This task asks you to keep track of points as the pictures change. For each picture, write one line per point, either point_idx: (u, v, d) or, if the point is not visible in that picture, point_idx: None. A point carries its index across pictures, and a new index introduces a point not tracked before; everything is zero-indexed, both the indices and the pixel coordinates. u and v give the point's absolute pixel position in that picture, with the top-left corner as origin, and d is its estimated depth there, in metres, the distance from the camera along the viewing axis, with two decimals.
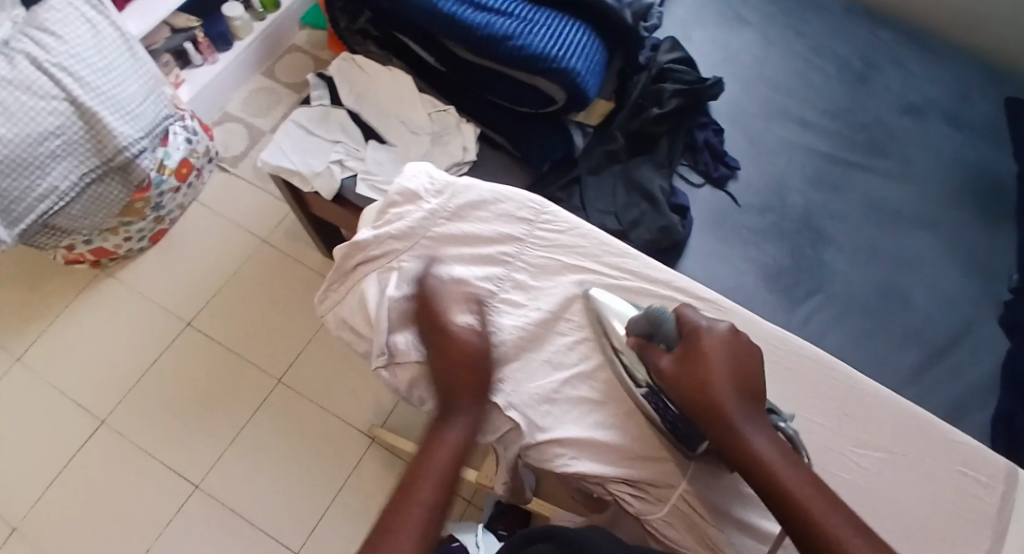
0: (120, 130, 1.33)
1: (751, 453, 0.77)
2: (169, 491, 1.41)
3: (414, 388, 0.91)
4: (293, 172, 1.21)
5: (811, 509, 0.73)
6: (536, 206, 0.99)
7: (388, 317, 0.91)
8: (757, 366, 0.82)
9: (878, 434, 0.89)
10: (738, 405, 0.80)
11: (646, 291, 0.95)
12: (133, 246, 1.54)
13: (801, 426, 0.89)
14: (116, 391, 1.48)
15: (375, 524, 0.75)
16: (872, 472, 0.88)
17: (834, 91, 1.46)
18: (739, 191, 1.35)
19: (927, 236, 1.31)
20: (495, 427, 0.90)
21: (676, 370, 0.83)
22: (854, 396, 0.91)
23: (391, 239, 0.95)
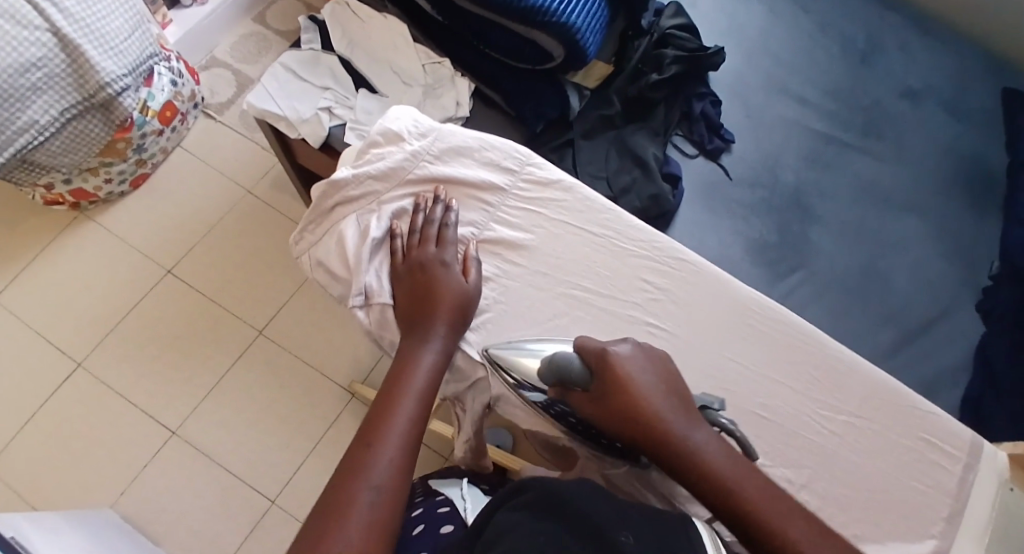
0: (103, 65, 1.29)
1: (703, 473, 0.73)
2: (143, 437, 1.40)
3: (384, 330, 0.88)
4: (279, 117, 1.18)
5: (769, 525, 0.70)
6: (521, 156, 0.95)
7: (365, 256, 0.88)
8: (670, 374, 0.79)
9: (857, 402, 0.83)
10: (677, 424, 0.75)
11: (626, 250, 0.90)
12: (114, 189, 1.50)
13: (778, 390, 0.84)
14: (92, 335, 1.45)
15: (336, 479, 0.75)
16: (847, 437, 0.83)
17: (833, 69, 1.44)
18: (731, 164, 1.34)
19: (914, 219, 1.31)
20: (465, 376, 0.88)
21: (603, 406, 0.77)
22: (838, 364, 0.84)
23: (370, 179, 0.92)
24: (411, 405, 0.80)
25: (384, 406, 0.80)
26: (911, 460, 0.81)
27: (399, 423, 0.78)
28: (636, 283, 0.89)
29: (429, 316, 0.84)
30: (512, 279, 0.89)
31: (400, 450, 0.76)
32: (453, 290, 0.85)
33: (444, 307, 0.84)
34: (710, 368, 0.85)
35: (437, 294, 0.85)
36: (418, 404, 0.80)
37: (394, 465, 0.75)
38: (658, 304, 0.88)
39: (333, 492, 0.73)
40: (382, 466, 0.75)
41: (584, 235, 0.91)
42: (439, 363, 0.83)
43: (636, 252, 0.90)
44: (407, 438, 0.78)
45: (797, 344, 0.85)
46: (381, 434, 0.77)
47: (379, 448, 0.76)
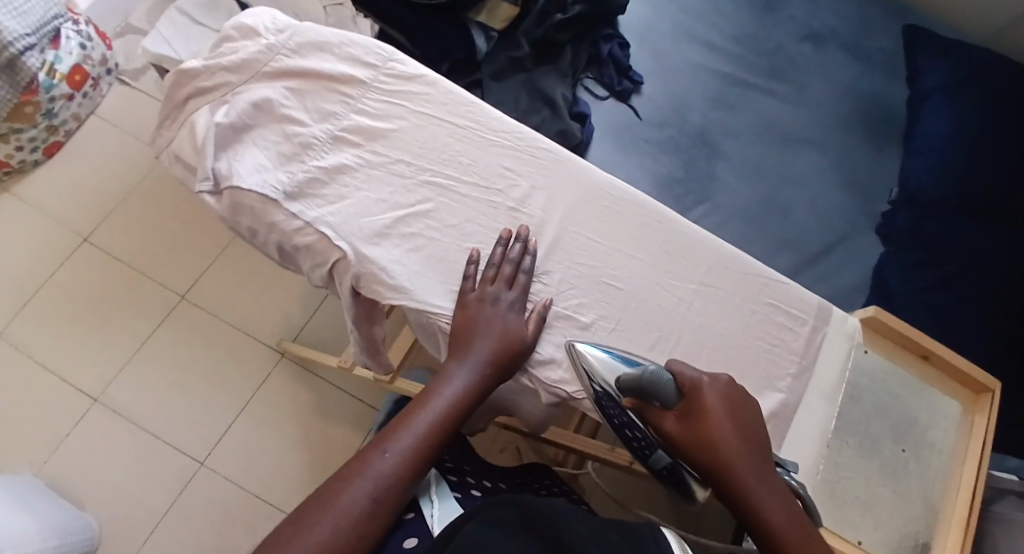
0: (6, 25, 1.27)
1: (761, 522, 0.68)
2: (66, 404, 1.38)
3: (238, 218, 0.84)
4: (174, 61, 1.15)
5: None
6: (383, 53, 0.89)
7: (212, 143, 0.82)
8: (755, 418, 0.74)
9: (704, 271, 0.83)
10: (749, 468, 0.70)
11: (487, 141, 0.86)
12: (25, 157, 1.46)
13: (631, 266, 0.83)
14: (10, 304, 1.43)
15: (335, 478, 0.71)
16: (697, 303, 0.82)
17: (739, 14, 1.49)
18: (640, 105, 1.37)
19: (814, 152, 1.37)
20: (323, 259, 0.81)
21: (680, 430, 0.72)
22: (686, 241, 0.84)
23: (223, 71, 0.86)
24: (427, 425, 0.74)
25: (399, 424, 0.74)
26: (761, 331, 0.83)
27: (411, 434, 0.73)
28: (498, 173, 0.85)
29: (472, 344, 0.76)
30: (370, 169, 0.84)
31: (403, 463, 0.72)
32: (508, 327, 0.77)
33: (495, 343, 0.76)
34: (569, 249, 0.83)
35: (487, 324, 0.77)
36: (436, 426, 0.74)
37: (392, 478, 0.71)
38: (520, 193, 0.84)
39: (327, 488, 0.70)
40: (377, 474, 0.70)
41: (447, 128, 0.86)
42: (469, 395, 0.76)
43: (500, 144, 0.86)
44: (417, 454, 0.73)
45: (648, 222, 0.85)
46: (387, 444, 0.72)
47: (378, 458, 0.71)
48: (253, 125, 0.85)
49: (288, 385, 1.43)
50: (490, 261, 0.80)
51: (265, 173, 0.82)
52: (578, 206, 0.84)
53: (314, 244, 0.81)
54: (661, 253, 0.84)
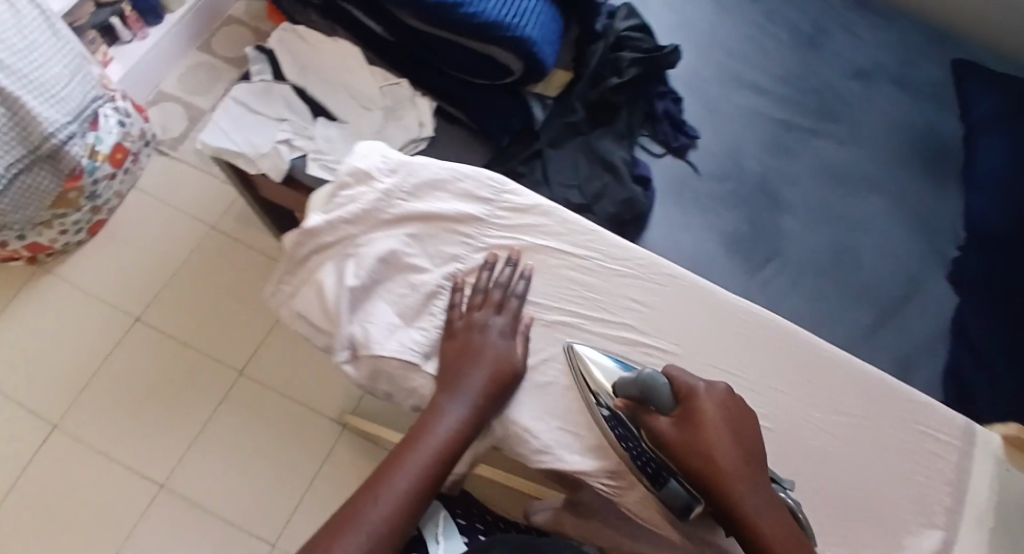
0: (47, 116, 1.23)
1: (752, 529, 0.74)
2: (132, 492, 1.36)
3: (377, 383, 0.90)
4: (236, 154, 1.12)
5: None
6: (495, 184, 0.95)
7: (345, 305, 0.88)
8: (751, 428, 0.80)
9: (855, 401, 0.88)
10: (745, 477, 0.76)
11: (612, 270, 0.92)
12: (70, 240, 1.45)
13: (782, 399, 0.88)
14: (67, 391, 1.42)
15: (348, 503, 0.79)
16: (855, 438, 0.87)
17: (785, 55, 1.42)
18: (699, 160, 1.32)
19: (876, 197, 1.30)
20: None
21: (676, 438, 0.77)
22: (829, 365, 0.89)
23: (344, 223, 0.92)
24: (427, 458, 0.82)
25: (403, 453, 0.82)
26: (910, 454, 0.87)
27: (414, 463, 0.81)
28: (625, 303, 0.91)
29: (464, 375, 0.84)
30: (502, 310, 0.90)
31: (408, 487, 0.80)
32: (501, 359, 0.85)
33: (485, 372, 0.84)
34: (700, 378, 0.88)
35: (482, 357, 0.85)
36: (437, 457, 0.82)
37: (400, 506, 0.79)
38: (649, 322, 0.90)
39: (340, 518, 0.78)
40: (387, 504, 0.78)
41: (568, 260, 0.92)
42: (466, 421, 0.83)
43: (622, 272, 0.92)
44: (422, 479, 0.81)
45: (794, 349, 0.89)
46: (394, 476, 0.80)
47: (387, 490, 0.79)
48: (380, 280, 0.91)
49: (356, 459, 1.41)
50: (478, 288, 0.90)
51: (400, 333, 0.88)
52: (704, 329, 0.90)
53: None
54: (805, 382, 0.89)
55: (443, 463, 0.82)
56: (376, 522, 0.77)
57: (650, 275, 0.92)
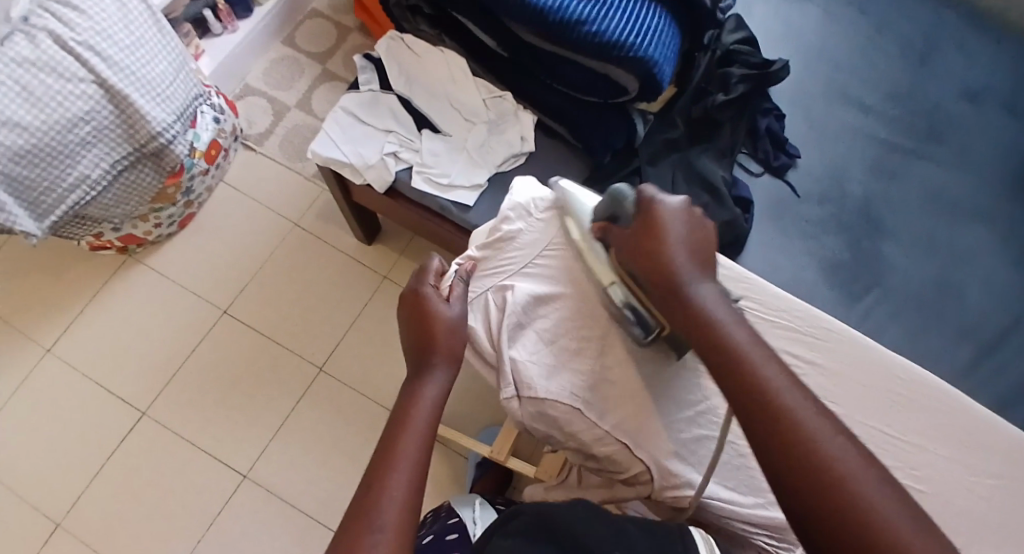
0: (153, 114, 1.24)
1: (702, 324, 0.75)
2: (214, 482, 1.37)
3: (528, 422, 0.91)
4: (344, 164, 1.18)
5: (754, 373, 0.70)
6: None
7: (506, 339, 0.91)
8: (710, 237, 0.81)
9: (999, 463, 0.91)
10: (688, 265, 0.78)
11: (766, 321, 0.96)
12: (162, 232, 1.49)
13: (933, 460, 0.91)
14: (155, 380, 1.44)
15: (356, 503, 0.71)
16: (994, 500, 0.90)
17: (892, 73, 1.38)
18: (798, 180, 1.29)
19: (981, 227, 1.27)
20: (623, 467, 0.89)
21: (629, 237, 0.82)
22: (978, 426, 0.92)
23: (501, 259, 0.96)
24: (419, 440, 0.76)
25: (394, 432, 0.77)
26: None
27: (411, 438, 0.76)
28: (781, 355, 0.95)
29: (428, 347, 0.84)
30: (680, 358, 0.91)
31: (416, 463, 0.74)
32: (455, 329, 0.86)
33: (442, 341, 0.85)
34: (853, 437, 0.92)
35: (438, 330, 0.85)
36: (428, 427, 0.78)
37: (412, 484, 0.73)
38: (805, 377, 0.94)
39: (353, 519, 0.70)
40: (402, 484, 0.72)
41: None
42: (440, 391, 0.82)
43: (778, 323, 0.96)
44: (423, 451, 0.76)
45: (943, 408, 0.92)
46: (392, 468, 0.73)
47: (395, 469, 0.73)
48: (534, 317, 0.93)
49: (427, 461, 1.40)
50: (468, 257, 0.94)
51: (561, 375, 0.90)
52: (856, 383, 0.94)
53: (614, 454, 0.89)
54: (957, 442, 0.91)
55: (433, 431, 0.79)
56: (394, 506, 0.71)
57: (804, 328, 0.96)
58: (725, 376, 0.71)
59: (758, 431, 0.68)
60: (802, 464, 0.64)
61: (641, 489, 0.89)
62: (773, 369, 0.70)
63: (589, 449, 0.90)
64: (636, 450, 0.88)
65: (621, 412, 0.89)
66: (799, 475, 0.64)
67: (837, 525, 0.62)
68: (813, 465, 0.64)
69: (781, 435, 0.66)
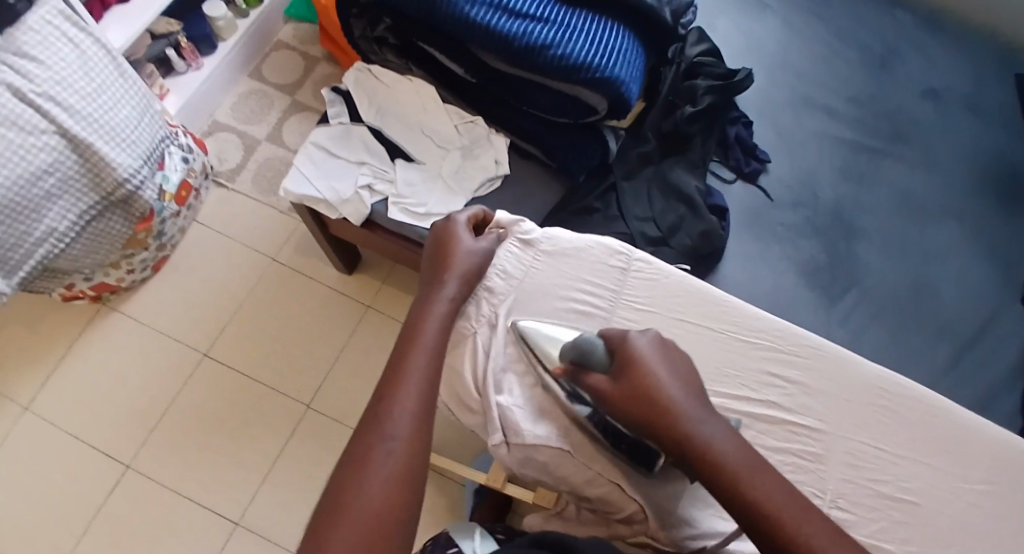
0: (119, 162, 1.22)
1: (709, 460, 0.75)
2: (204, 530, 1.34)
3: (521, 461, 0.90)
4: (319, 200, 1.17)
5: (778, 512, 0.71)
6: (625, 254, 1.01)
7: (492, 384, 0.93)
8: (689, 367, 0.83)
9: (986, 468, 0.92)
10: (683, 406, 0.78)
11: (748, 342, 0.97)
12: (136, 277, 1.46)
13: (920, 468, 0.91)
14: (138, 430, 1.41)
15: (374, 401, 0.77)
16: (982, 503, 0.90)
17: (855, 75, 1.40)
18: (771, 185, 1.30)
19: (951, 223, 1.28)
20: (617, 506, 0.89)
21: (614, 384, 0.82)
22: (961, 432, 0.93)
23: (485, 294, 0.97)
24: (430, 344, 0.82)
25: (406, 345, 0.82)
26: None
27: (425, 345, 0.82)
28: (766, 375, 0.95)
29: (445, 267, 0.91)
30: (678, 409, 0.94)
31: (429, 365, 0.80)
32: (471, 257, 0.93)
33: (459, 267, 0.92)
34: (843, 455, 0.92)
35: (455, 258, 0.92)
36: (438, 339, 0.83)
37: (423, 388, 0.78)
38: (791, 398, 0.94)
39: (364, 427, 0.75)
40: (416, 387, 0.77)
41: (704, 334, 0.97)
42: (451, 306, 0.88)
43: (759, 346, 0.97)
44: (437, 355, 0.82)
45: (926, 417, 0.94)
46: (406, 373, 0.79)
47: (407, 378, 0.78)
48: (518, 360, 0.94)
49: None
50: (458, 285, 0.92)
51: (549, 419, 0.91)
52: (841, 398, 0.94)
53: (608, 494, 0.89)
54: (943, 452, 0.93)
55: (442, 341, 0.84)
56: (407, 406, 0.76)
57: (788, 346, 0.96)
58: (754, 525, 0.71)
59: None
60: None
61: (636, 529, 0.88)
62: (799, 508, 0.71)
63: (581, 491, 0.90)
64: (630, 491, 0.88)
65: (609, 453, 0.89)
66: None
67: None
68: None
69: None
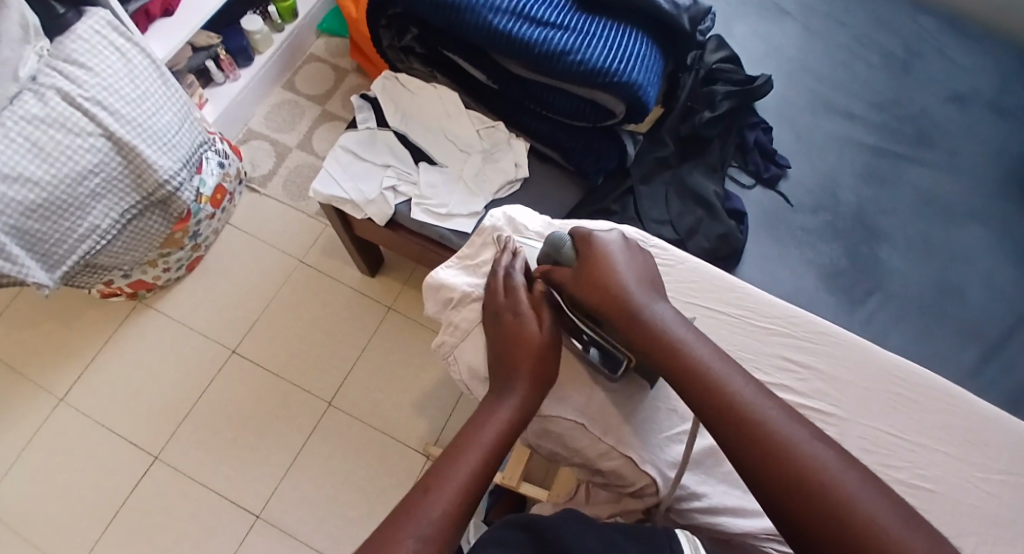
0: (160, 163, 1.28)
1: (662, 340, 0.81)
2: (229, 521, 1.38)
3: (539, 443, 0.93)
4: (345, 200, 1.22)
5: (720, 387, 0.77)
6: (640, 239, 1.03)
7: None
8: (648, 262, 0.89)
9: (1007, 460, 0.91)
10: (640, 295, 0.84)
11: (763, 328, 0.98)
12: (171, 275, 1.53)
13: (941, 460, 0.91)
14: (168, 423, 1.45)
15: (413, 493, 0.78)
16: (1005, 497, 0.90)
17: (876, 80, 1.41)
18: (790, 190, 1.31)
19: (978, 226, 1.28)
20: (629, 480, 0.89)
21: (577, 275, 0.86)
22: (980, 422, 0.93)
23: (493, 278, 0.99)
24: (479, 458, 0.81)
25: (457, 449, 0.82)
26: None
27: (471, 460, 0.81)
28: (779, 360, 0.96)
29: (512, 371, 0.87)
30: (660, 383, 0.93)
31: (461, 493, 0.78)
32: (536, 351, 0.88)
33: (526, 366, 0.87)
34: (862, 446, 0.92)
35: (520, 356, 0.88)
36: (484, 459, 0.81)
37: (452, 506, 0.77)
38: (804, 383, 0.95)
39: (389, 526, 0.75)
40: (442, 501, 0.77)
41: (719, 319, 0.99)
42: (510, 424, 0.84)
43: (771, 329, 0.98)
44: (476, 477, 0.80)
45: (946, 408, 0.94)
46: (448, 475, 0.79)
47: (445, 487, 0.78)
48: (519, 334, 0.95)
49: None
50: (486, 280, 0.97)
51: (563, 395, 0.92)
52: (856, 385, 0.95)
53: (620, 467, 0.89)
54: (965, 445, 0.92)
55: (495, 460, 0.82)
56: (430, 519, 0.76)
57: (803, 333, 0.97)
58: (706, 402, 0.77)
59: (751, 450, 0.73)
60: (798, 485, 0.71)
61: (648, 501, 0.89)
62: (742, 381, 0.77)
63: (595, 464, 0.91)
64: (642, 464, 0.88)
65: (625, 427, 0.90)
66: (792, 492, 0.71)
67: (827, 529, 0.69)
68: (800, 476, 0.71)
69: (768, 457, 0.72)
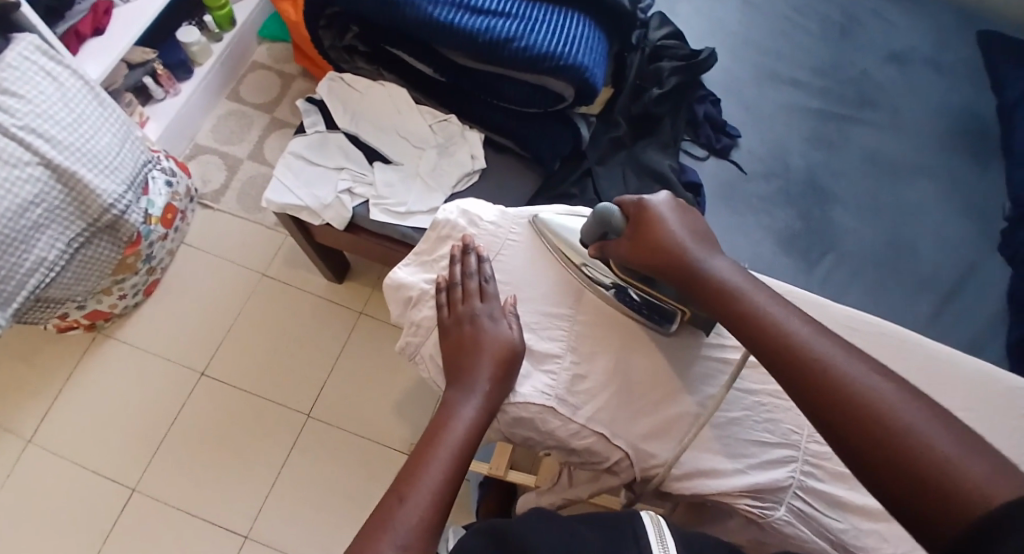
0: (103, 187, 1.25)
1: (719, 290, 0.80)
2: (214, 544, 1.35)
3: (515, 430, 0.91)
4: (300, 207, 1.20)
5: (775, 327, 0.75)
6: None
7: None
8: (701, 224, 0.88)
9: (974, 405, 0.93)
10: (697, 250, 0.84)
11: None
12: (128, 302, 1.49)
13: None
14: (141, 453, 1.42)
15: (387, 496, 0.80)
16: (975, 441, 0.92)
17: (818, 46, 1.44)
18: (742, 159, 1.32)
19: (926, 181, 1.30)
20: (604, 457, 0.89)
21: (633, 239, 0.88)
22: (936, 363, 0.94)
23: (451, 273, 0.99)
24: (447, 456, 0.83)
25: (425, 449, 0.83)
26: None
27: (444, 458, 0.83)
28: None
29: (473, 368, 0.88)
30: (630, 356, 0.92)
31: (434, 494, 0.80)
32: (499, 342, 0.90)
33: (487, 358, 0.88)
34: None
35: (482, 346, 0.89)
36: (453, 461, 0.83)
37: (429, 506, 0.79)
38: None
39: (367, 527, 0.77)
40: (420, 499, 0.79)
41: None
42: (477, 420, 0.86)
43: None
44: (447, 476, 0.81)
45: (902, 352, 0.94)
46: (420, 474, 0.81)
47: (416, 488, 0.80)
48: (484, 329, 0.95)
49: None
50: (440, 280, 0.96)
51: (533, 379, 0.91)
52: None
53: (593, 445, 0.88)
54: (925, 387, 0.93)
55: (460, 461, 0.83)
56: (407, 521, 0.77)
57: None
58: (762, 342, 0.75)
59: (809, 388, 0.70)
60: (855, 420, 0.66)
61: (625, 477, 0.89)
62: (800, 321, 0.75)
63: (567, 444, 0.89)
64: (613, 439, 0.88)
65: (593, 403, 0.89)
66: (854, 430, 0.66)
67: (890, 470, 0.64)
68: (856, 410, 0.67)
69: (823, 394, 0.69)
